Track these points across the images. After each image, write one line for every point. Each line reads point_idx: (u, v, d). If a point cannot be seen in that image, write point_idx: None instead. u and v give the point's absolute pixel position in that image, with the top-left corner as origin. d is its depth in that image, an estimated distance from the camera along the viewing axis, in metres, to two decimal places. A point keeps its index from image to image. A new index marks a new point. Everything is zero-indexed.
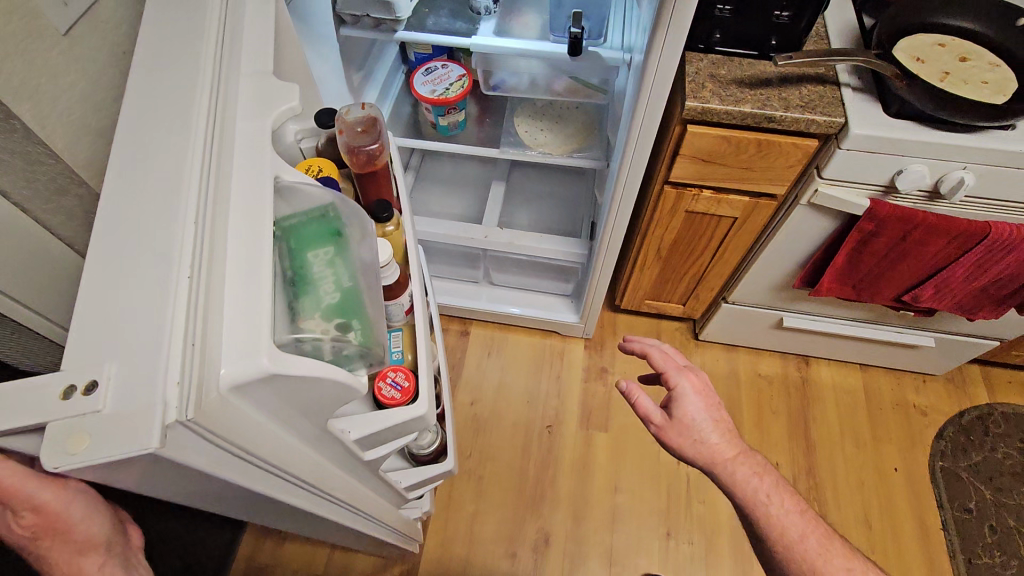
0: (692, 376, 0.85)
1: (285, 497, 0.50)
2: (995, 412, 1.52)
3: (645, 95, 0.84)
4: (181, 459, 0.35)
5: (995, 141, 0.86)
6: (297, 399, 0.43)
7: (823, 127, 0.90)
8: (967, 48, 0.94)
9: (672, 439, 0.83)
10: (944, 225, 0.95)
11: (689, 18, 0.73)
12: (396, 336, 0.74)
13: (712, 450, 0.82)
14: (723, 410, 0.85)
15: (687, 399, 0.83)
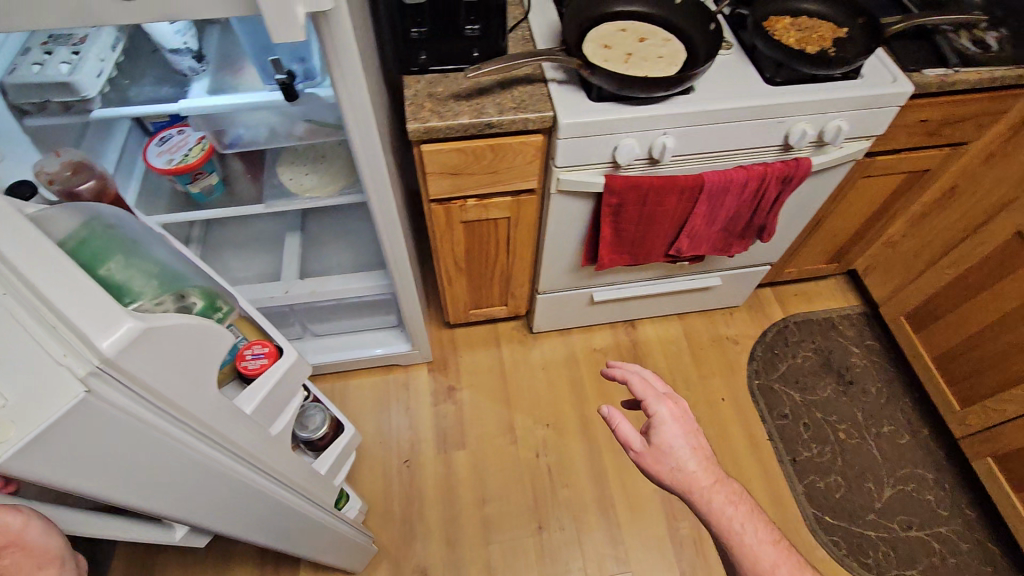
0: (670, 402, 0.84)
1: (218, 451, 0.59)
2: (791, 323, 1.74)
3: (353, 135, 0.84)
4: (105, 407, 0.44)
5: (678, 106, 0.98)
6: (187, 358, 0.52)
7: (538, 124, 0.97)
8: (646, 27, 1.05)
9: (650, 469, 0.80)
10: (668, 185, 1.07)
11: (356, 61, 0.74)
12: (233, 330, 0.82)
13: (689, 480, 0.79)
14: (701, 438, 0.83)
15: (664, 427, 0.81)
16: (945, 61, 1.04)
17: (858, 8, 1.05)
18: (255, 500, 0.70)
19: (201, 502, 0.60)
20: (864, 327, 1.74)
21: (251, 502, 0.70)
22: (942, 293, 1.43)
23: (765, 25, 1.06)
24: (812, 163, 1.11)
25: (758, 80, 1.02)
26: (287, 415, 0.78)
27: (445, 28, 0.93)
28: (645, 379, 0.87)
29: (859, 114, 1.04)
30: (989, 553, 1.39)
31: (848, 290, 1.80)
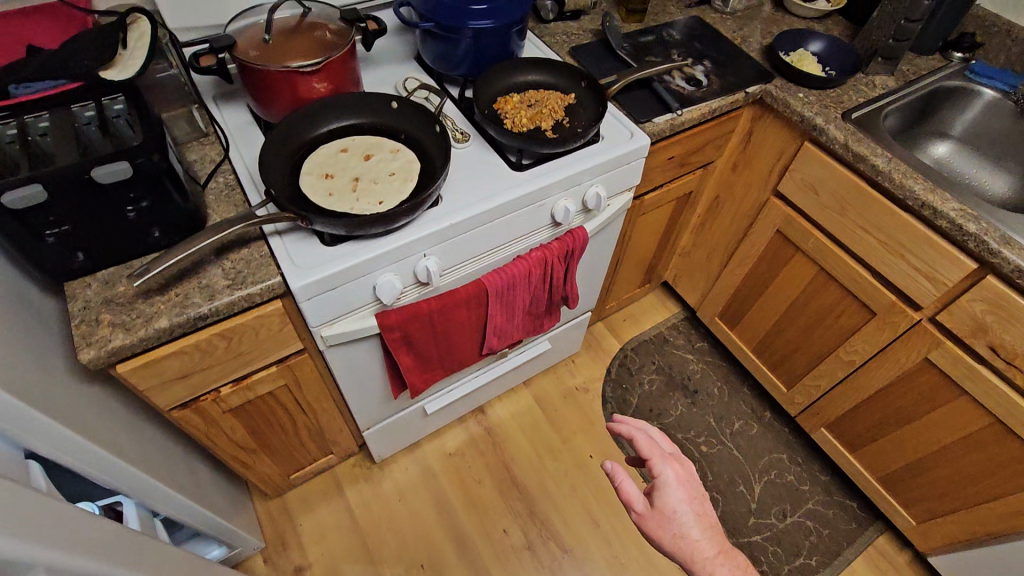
0: (677, 463, 0.74)
1: None
2: (628, 351, 1.76)
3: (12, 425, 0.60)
4: None
5: (428, 225, 0.86)
6: None
7: (267, 294, 0.78)
8: (368, 141, 0.92)
9: (651, 534, 0.71)
10: (449, 302, 0.95)
11: None
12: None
13: (693, 551, 0.69)
14: (706, 507, 0.72)
15: (668, 489, 0.71)
16: (668, 106, 1.07)
17: (577, 73, 1.04)
18: (68, 514, 0.60)
19: None
20: (690, 331, 1.81)
21: (61, 514, 0.59)
22: (740, 291, 1.52)
23: (495, 108, 1.00)
24: (587, 229, 1.07)
25: (504, 169, 0.95)
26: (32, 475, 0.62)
27: (96, 218, 0.71)
28: (653, 435, 0.77)
29: (611, 175, 1.02)
30: (850, 510, 1.50)
31: (667, 300, 1.87)
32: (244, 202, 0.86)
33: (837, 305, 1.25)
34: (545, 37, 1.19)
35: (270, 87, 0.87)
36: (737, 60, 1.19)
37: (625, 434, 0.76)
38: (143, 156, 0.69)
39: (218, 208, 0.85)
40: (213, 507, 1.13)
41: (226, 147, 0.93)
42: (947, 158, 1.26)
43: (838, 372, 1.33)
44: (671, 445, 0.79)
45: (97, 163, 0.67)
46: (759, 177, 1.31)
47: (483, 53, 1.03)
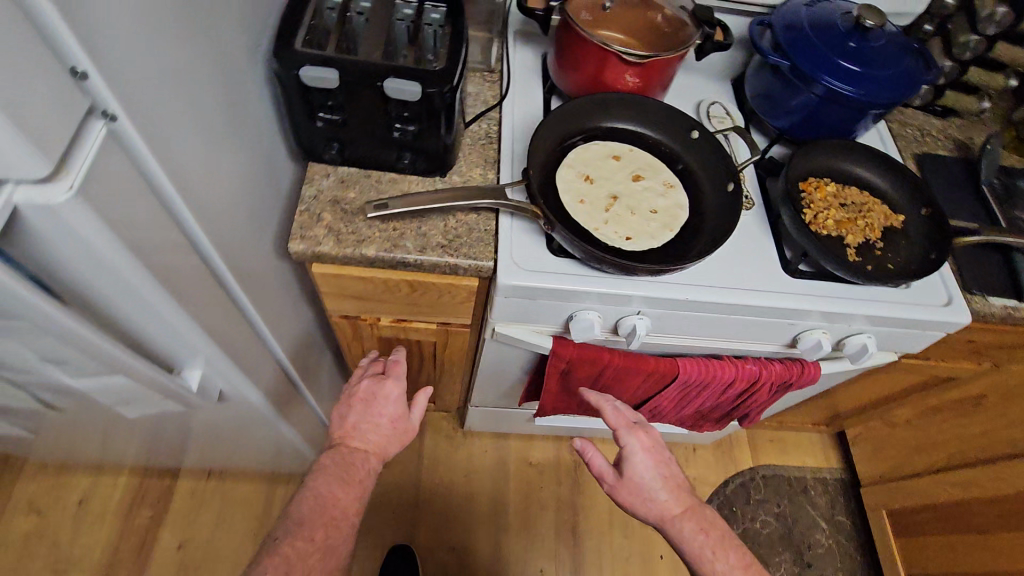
0: (642, 432, 0.80)
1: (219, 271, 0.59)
2: (757, 475, 1.52)
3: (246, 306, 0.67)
4: (116, 171, 0.40)
5: (662, 286, 0.73)
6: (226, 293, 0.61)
7: (472, 272, 0.72)
8: (647, 159, 0.79)
9: (623, 500, 0.80)
10: (632, 365, 0.83)
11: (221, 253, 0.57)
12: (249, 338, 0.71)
13: (662, 513, 0.77)
14: (673, 466, 0.80)
15: (631, 459, 0.78)
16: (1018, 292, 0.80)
17: (924, 195, 0.81)
18: (253, 344, 0.73)
19: (221, 313, 0.62)
20: (839, 498, 1.51)
21: (248, 346, 0.72)
22: (942, 512, 1.21)
23: (800, 188, 0.81)
24: (822, 369, 0.88)
25: (772, 264, 0.78)
26: (271, 302, 0.76)
27: (367, 122, 0.67)
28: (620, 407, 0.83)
29: (893, 332, 0.81)
30: None
31: (831, 448, 1.57)
32: (495, 162, 0.79)
33: None
34: (894, 124, 0.95)
35: (582, 54, 0.78)
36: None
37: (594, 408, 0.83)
38: (437, 89, 0.63)
39: (469, 157, 0.79)
40: (318, 395, 1.16)
41: (504, 94, 0.85)
42: None
43: None
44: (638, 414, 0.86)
45: (393, 76, 0.62)
46: None
47: (823, 117, 0.83)
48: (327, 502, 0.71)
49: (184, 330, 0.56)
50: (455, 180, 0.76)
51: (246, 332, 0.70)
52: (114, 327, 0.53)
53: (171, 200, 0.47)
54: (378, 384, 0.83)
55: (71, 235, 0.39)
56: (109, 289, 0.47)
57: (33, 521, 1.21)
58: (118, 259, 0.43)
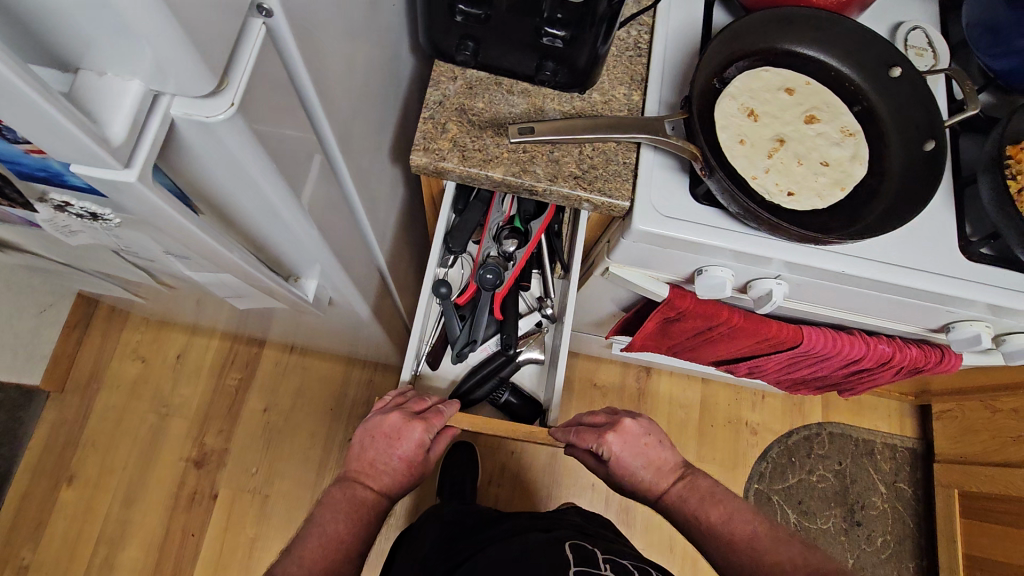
0: (613, 433, 0.74)
1: (343, 179, 0.55)
2: (824, 431, 1.48)
3: (361, 213, 0.64)
4: (268, 78, 0.35)
5: (818, 254, 0.64)
6: (341, 201, 0.58)
7: (603, 209, 0.65)
8: (825, 97, 0.67)
9: (614, 482, 0.79)
10: (750, 329, 0.75)
11: (345, 163, 0.53)
12: (363, 247, 0.70)
13: (648, 492, 0.77)
14: (656, 446, 0.77)
15: (612, 460, 0.75)
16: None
17: None
18: (364, 252, 0.71)
19: (340, 224, 0.59)
20: (906, 467, 1.47)
21: (361, 253, 0.70)
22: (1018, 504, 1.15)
23: (1010, 153, 0.67)
24: (960, 360, 0.79)
25: (949, 240, 0.67)
26: (382, 212, 0.72)
27: (513, 21, 0.58)
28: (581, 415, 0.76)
29: None
30: None
31: (909, 418, 1.50)
32: (642, 80, 0.69)
33: None
34: None
35: None
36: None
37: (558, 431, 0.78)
38: None
39: (613, 71, 0.68)
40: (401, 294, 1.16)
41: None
42: None
43: None
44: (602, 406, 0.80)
45: None
46: None
47: None
48: (332, 543, 0.67)
49: (311, 245, 0.54)
50: (595, 98, 0.67)
51: (360, 239, 0.68)
52: (247, 241, 0.52)
53: (311, 107, 0.43)
54: (406, 424, 0.71)
55: (223, 151, 0.35)
56: (254, 210, 0.45)
57: (140, 368, 1.33)
58: (268, 182, 0.40)
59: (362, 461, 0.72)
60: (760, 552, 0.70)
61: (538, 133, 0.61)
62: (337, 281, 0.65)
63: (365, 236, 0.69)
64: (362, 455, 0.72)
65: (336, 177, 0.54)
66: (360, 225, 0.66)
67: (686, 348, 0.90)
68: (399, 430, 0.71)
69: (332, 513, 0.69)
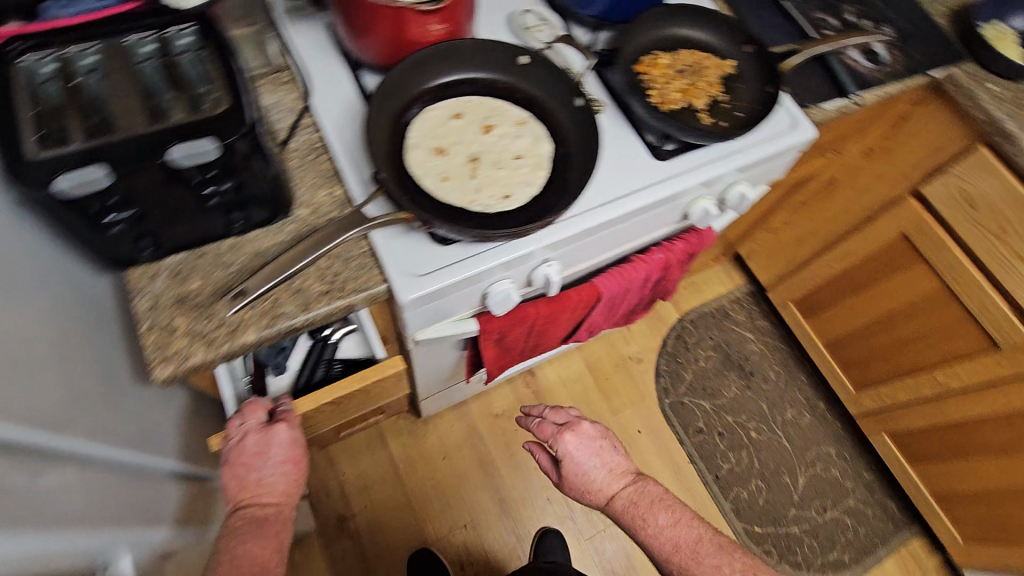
0: (568, 430, 0.84)
1: (52, 450, 0.50)
2: (686, 322, 1.66)
3: (105, 457, 0.58)
4: None
5: (558, 228, 0.71)
6: (67, 467, 0.52)
7: (369, 301, 0.65)
8: (487, 105, 0.74)
9: (571, 490, 0.85)
10: (558, 308, 0.82)
11: (42, 436, 0.48)
12: (135, 476, 0.64)
13: (601, 495, 0.82)
14: (608, 451, 0.84)
15: (566, 459, 0.83)
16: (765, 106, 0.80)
17: (742, 34, 0.84)
18: (142, 482, 0.65)
19: (83, 487, 0.53)
20: (754, 308, 1.71)
21: (137, 488, 0.64)
22: (831, 284, 1.41)
23: (637, 72, 0.82)
24: (714, 229, 0.93)
25: (643, 156, 0.78)
26: (142, 439, 0.66)
27: (172, 202, 0.56)
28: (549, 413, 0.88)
29: (758, 171, 0.86)
30: (889, 510, 1.51)
31: (734, 271, 1.74)
32: (335, 174, 0.70)
33: (950, 326, 1.16)
34: None
35: (371, 20, 0.68)
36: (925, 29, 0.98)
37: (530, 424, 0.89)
38: (238, 135, 0.53)
39: (305, 181, 0.69)
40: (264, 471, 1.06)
41: (308, 92, 0.74)
42: None
43: (925, 388, 1.27)
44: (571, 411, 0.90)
45: (178, 140, 0.51)
46: (897, 168, 1.15)
47: None
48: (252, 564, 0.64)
49: (66, 535, 0.47)
50: (303, 214, 0.67)
51: (135, 489, 0.63)
52: None
53: None
54: (263, 428, 0.74)
55: None
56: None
57: None
58: None
59: (244, 489, 0.71)
60: (698, 556, 0.74)
61: (261, 280, 0.59)
62: (131, 536, 0.58)
63: (128, 471, 0.62)
64: (242, 488, 0.71)
65: (42, 452, 0.49)
66: (116, 468, 0.60)
67: (532, 349, 0.95)
68: (260, 437, 0.73)
69: (246, 536, 0.66)
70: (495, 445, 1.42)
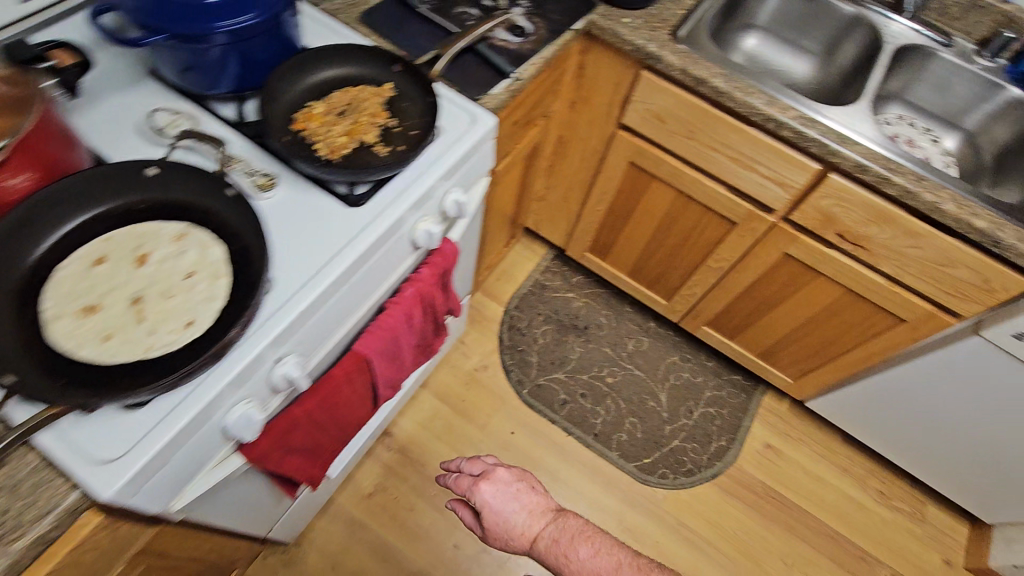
0: (483, 477, 0.77)
1: None
2: (511, 310, 1.70)
3: None
4: None
5: (269, 326, 0.64)
6: None
7: (69, 520, 0.54)
8: (134, 233, 0.64)
9: (495, 544, 0.76)
10: (327, 394, 0.75)
11: None
12: None
13: (524, 541, 0.73)
14: (527, 492, 0.76)
15: (481, 509, 0.75)
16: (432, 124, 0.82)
17: (385, 56, 0.84)
18: None
19: None
20: (564, 269, 1.79)
21: None
22: (605, 224, 1.51)
23: (296, 130, 0.77)
24: (455, 239, 0.92)
25: (336, 211, 0.74)
26: None
27: None
28: (463, 463, 0.81)
29: (462, 173, 0.87)
30: (739, 384, 1.70)
31: (533, 245, 1.82)
32: None
33: (700, 222, 1.30)
34: (323, 5, 0.92)
35: None
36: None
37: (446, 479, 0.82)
38: None
39: None
40: None
41: None
42: (759, 49, 1.36)
43: (710, 277, 1.42)
44: (489, 457, 0.83)
45: None
46: (599, 110, 1.25)
47: (253, 54, 0.76)
48: None
49: None
50: None
51: None
52: None
53: None
54: None
55: None
56: None
57: None
58: None
59: None
60: None
61: None
62: None
63: None
64: None
65: None
66: None
67: (337, 436, 0.88)
68: None
69: None
70: (382, 525, 1.34)
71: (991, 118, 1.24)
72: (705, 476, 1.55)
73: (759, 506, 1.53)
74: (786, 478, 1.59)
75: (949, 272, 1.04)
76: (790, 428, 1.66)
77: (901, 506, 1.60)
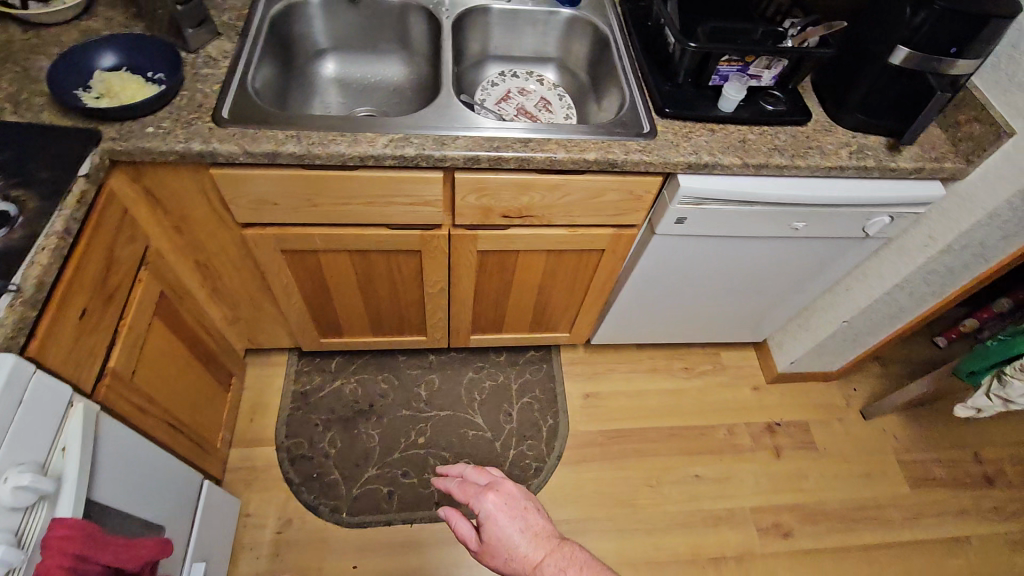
0: (493, 490, 0.75)
1: None
2: (284, 441, 1.47)
3: None
4: None
5: None
6: None
7: None
8: None
9: (489, 562, 0.72)
10: None
11: None
12: None
13: (526, 565, 0.70)
14: (534, 514, 0.74)
15: (487, 523, 0.73)
16: None
17: None
18: None
19: None
20: (316, 362, 1.61)
21: None
22: (313, 310, 1.34)
23: None
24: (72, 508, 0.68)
25: None
26: None
27: None
28: (473, 474, 0.80)
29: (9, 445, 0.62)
30: (534, 360, 1.71)
31: (270, 359, 1.59)
32: None
33: (391, 264, 1.21)
34: None
35: None
36: (39, 133, 0.83)
37: (447, 488, 0.79)
38: None
39: None
40: None
41: None
42: (341, 73, 1.27)
43: (441, 301, 1.35)
44: (495, 473, 0.81)
45: None
46: (211, 220, 1.05)
47: None
48: None
49: None
50: None
51: None
52: None
53: None
54: None
55: None
56: None
57: None
58: None
59: None
60: None
61: None
62: None
63: None
64: None
65: None
66: None
67: None
68: None
69: None
70: None
71: (565, 44, 1.32)
72: (552, 462, 1.54)
73: (606, 453, 1.58)
74: (613, 411, 1.66)
75: (601, 200, 1.08)
76: (594, 367, 1.73)
77: (703, 368, 1.78)
